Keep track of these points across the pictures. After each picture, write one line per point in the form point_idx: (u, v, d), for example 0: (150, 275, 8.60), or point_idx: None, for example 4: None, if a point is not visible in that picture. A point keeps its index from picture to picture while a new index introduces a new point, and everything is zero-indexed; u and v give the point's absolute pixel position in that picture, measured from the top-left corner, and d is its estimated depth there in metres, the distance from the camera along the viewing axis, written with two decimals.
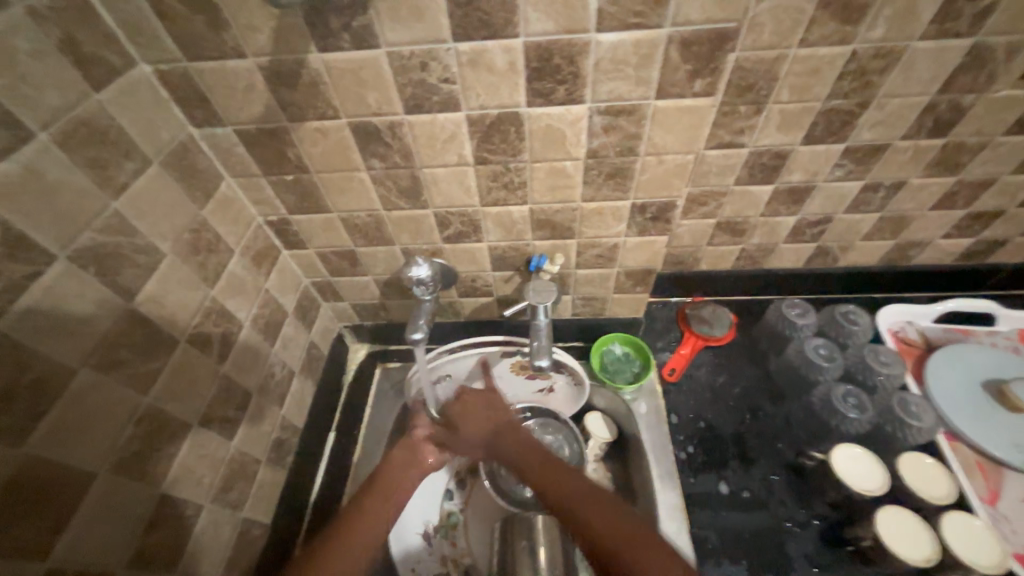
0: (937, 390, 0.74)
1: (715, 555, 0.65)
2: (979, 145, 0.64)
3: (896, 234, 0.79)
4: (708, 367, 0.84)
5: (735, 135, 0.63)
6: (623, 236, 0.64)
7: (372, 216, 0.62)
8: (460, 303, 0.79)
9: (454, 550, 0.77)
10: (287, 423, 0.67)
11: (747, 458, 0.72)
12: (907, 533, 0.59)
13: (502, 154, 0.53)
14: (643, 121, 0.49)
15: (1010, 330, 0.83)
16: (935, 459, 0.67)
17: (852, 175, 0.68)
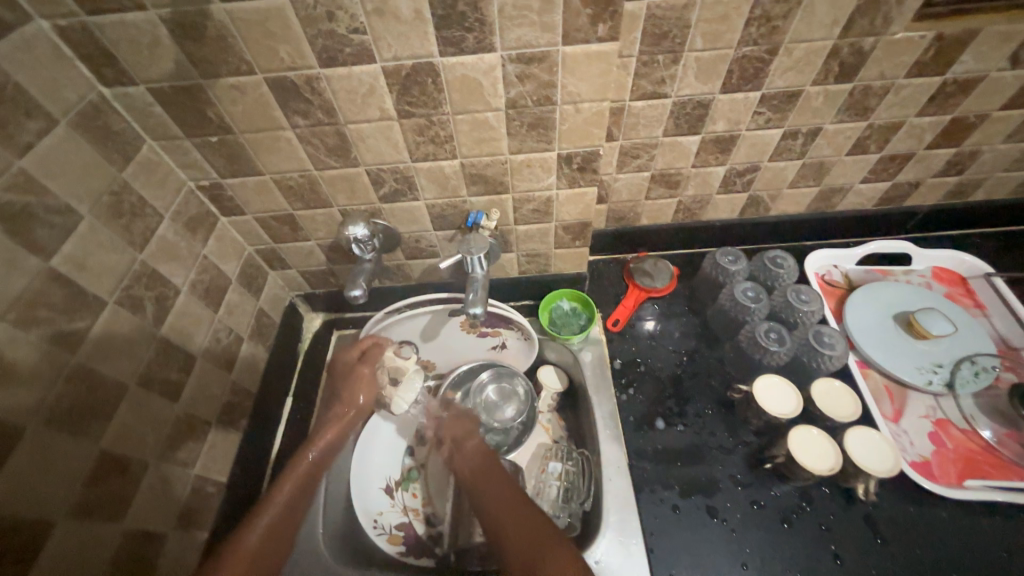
0: (854, 324, 0.80)
1: (649, 482, 0.70)
2: (883, 89, 0.67)
3: (819, 181, 0.84)
4: (650, 316, 0.89)
5: (657, 85, 0.65)
6: (555, 189, 0.67)
7: (304, 176, 0.62)
8: (408, 265, 0.80)
9: (413, 500, 0.81)
10: (238, 387, 0.69)
11: (682, 396, 0.78)
12: (816, 449, 0.65)
13: (424, 107, 0.54)
14: (554, 68, 0.51)
15: (924, 269, 0.90)
16: (847, 383, 0.74)
17: (771, 123, 0.72)
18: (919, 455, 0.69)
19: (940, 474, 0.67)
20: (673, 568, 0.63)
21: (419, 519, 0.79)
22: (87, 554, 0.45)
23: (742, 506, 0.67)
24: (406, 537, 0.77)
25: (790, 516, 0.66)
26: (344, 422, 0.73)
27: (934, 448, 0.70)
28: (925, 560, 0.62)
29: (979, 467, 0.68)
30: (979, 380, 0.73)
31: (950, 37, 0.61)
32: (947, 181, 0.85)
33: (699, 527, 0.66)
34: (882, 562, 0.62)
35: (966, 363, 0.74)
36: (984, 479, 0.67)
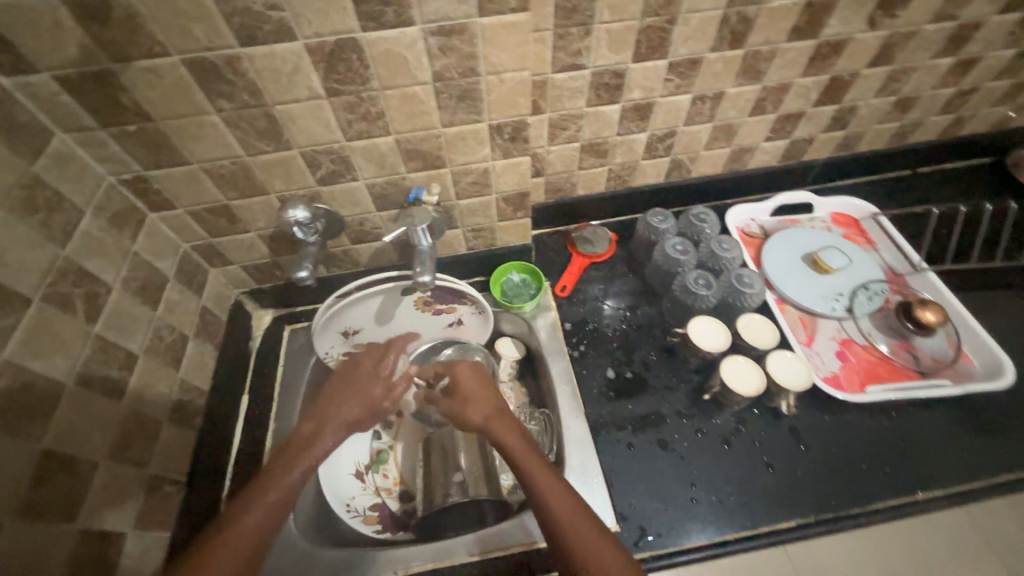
0: (770, 267, 0.90)
1: (605, 425, 0.76)
2: (770, 53, 0.76)
3: (730, 141, 0.93)
4: (594, 280, 0.95)
5: (574, 57, 0.70)
6: (490, 160, 0.70)
7: (236, 163, 0.62)
8: (355, 250, 0.81)
9: (386, 481, 0.82)
10: (187, 385, 0.67)
11: (628, 347, 0.84)
12: (744, 375, 0.73)
13: (352, 83, 0.56)
14: (474, 39, 0.54)
15: (825, 214, 1.02)
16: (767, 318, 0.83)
17: (680, 89, 0.79)
18: (829, 371, 0.80)
19: (846, 383, 0.78)
20: (631, 498, 0.69)
21: (393, 496, 0.81)
22: (39, 556, 0.43)
23: (688, 435, 0.74)
24: (380, 516, 0.78)
25: (729, 437, 0.74)
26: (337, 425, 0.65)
27: (841, 363, 0.81)
28: (839, 456, 0.72)
29: (878, 374, 0.80)
30: (872, 302, 0.85)
31: (818, 4, 0.70)
32: (835, 135, 0.97)
33: (652, 458, 0.73)
34: (805, 464, 0.71)
35: (862, 289, 0.86)
36: (882, 383, 0.78)
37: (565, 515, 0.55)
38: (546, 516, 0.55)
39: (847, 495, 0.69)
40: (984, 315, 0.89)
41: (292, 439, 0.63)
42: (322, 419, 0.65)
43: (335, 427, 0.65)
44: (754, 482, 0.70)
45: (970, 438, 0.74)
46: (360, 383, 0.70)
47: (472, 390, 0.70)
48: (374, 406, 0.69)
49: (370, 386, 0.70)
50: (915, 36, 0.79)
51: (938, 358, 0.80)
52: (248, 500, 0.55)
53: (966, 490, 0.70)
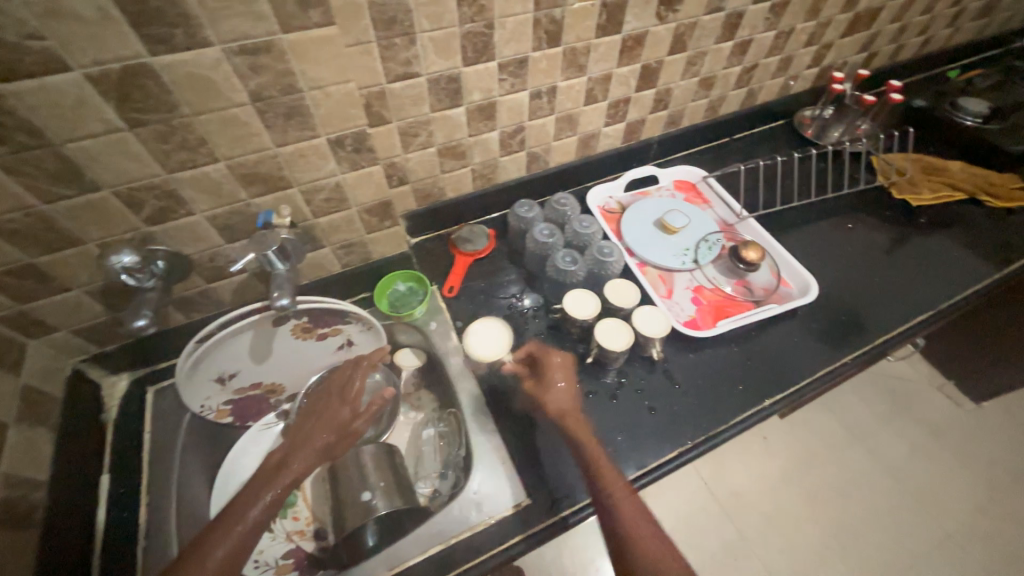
0: (628, 235, 1.01)
1: (505, 408, 0.80)
2: (585, 48, 0.86)
3: (575, 130, 1.02)
4: (479, 275, 0.98)
5: (406, 66, 0.73)
6: (339, 174, 0.70)
7: (33, 214, 0.55)
8: (214, 289, 0.75)
9: (297, 523, 0.77)
10: (15, 479, 0.57)
11: (518, 332, 0.89)
12: (614, 332, 0.81)
13: (156, 111, 0.52)
14: (284, 56, 0.54)
15: (668, 183, 1.16)
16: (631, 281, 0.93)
17: (516, 87, 0.86)
18: (687, 316, 0.91)
19: (702, 323, 0.90)
20: (539, 469, 0.73)
21: (307, 538, 0.76)
22: None
23: (581, 398, 0.80)
24: (295, 561, 0.74)
25: (615, 392, 0.81)
26: (310, 447, 0.69)
27: (696, 307, 0.93)
28: (705, 383, 0.84)
29: (725, 309, 0.93)
30: (712, 252, 0.99)
31: (612, 3, 0.81)
32: (661, 115, 1.12)
33: (551, 428, 0.77)
34: (679, 399, 0.81)
35: (703, 242, 1.00)
36: (729, 317, 0.92)
37: (628, 501, 0.65)
38: (605, 503, 0.65)
39: (718, 411, 0.81)
40: (795, 246, 1.08)
41: (265, 466, 0.67)
42: (302, 440, 0.70)
43: (307, 453, 0.68)
44: (641, 426, 0.78)
45: (802, 342, 0.90)
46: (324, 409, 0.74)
47: (546, 389, 0.77)
48: (342, 428, 0.72)
49: (335, 411, 0.73)
50: (697, 26, 0.95)
51: (766, 287, 0.96)
52: (221, 532, 0.60)
53: (809, 381, 0.86)
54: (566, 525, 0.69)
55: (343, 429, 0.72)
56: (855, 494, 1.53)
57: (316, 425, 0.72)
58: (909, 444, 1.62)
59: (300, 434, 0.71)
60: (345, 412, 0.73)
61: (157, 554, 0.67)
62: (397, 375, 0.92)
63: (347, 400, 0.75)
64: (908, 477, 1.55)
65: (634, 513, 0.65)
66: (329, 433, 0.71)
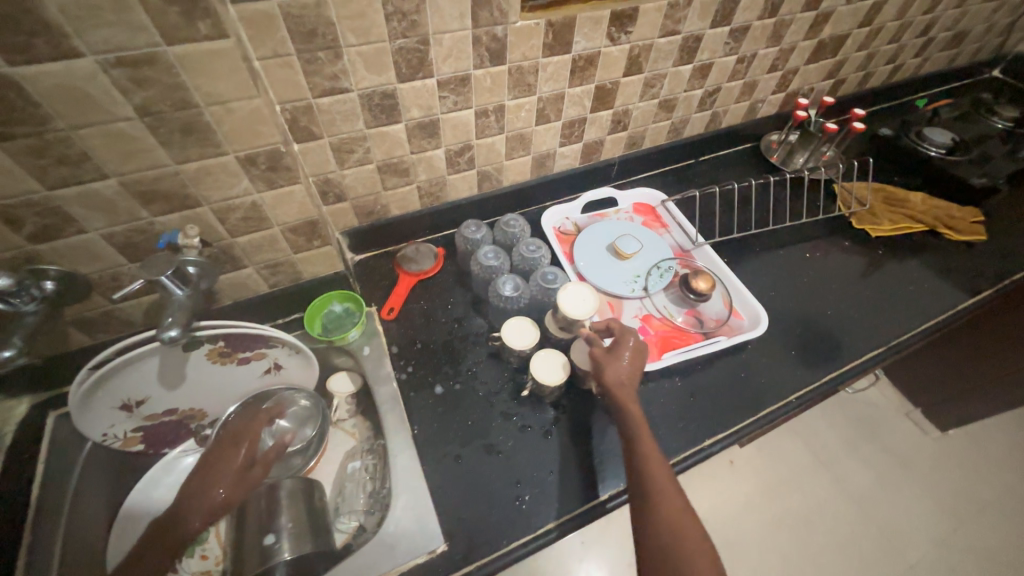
0: (579, 259, 0.98)
1: (431, 444, 0.75)
2: (533, 68, 0.83)
3: (528, 149, 0.99)
4: (423, 297, 0.94)
5: (333, 81, 0.69)
6: (255, 193, 0.66)
7: None
8: (120, 309, 0.70)
9: (205, 562, 0.73)
10: None
11: (456, 359, 0.85)
12: (549, 364, 0.77)
13: (24, 124, 0.48)
14: (173, 69, 0.50)
15: (628, 206, 1.14)
16: None
17: (460, 105, 0.82)
18: None
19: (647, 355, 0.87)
20: (460, 512, 0.69)
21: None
22: None
23: (513, 435, 0.76)
24: None
25: (550, 429, 0.77)
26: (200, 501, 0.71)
27: (642, 337, 0.90)
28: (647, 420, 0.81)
29: (672, 341, 0.90)
30: (663, 279, 0.97)
31: (558, 23, 0.78)
32: (621, 136, 1.09)
33: (478, 467, 0.73)
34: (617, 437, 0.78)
35: (655, 269, 0.97)
36: (675, 350, 0.89)
37: (665, 485, 0.61)
38: (642, 484, 0.61)
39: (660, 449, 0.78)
40: (753, 274, 1.05)
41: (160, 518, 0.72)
42: (198, 488, 0.73)
43: (198, 507, 0.71)
44: (572, 466, 0.74)
45: (752, 375, 0.88)
46: (222, 457, 0.75)
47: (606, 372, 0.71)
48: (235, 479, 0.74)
49: (227, 456, 0.75)
50: (652, 48, 0.92)
51: (717, 319, 0.93)
52: None
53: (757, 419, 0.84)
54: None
55: (238, 476, 0.74)
56: (819, 523, 1.49)
57: (211, 473, 0.74)
58: (875, 472, 1.59)
59: (195, 483, 0.73)
60: (240, 458, 0.75)
61: None
62: (330, 401, 0.87)
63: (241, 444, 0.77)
64: (872, 505, 1.53)
65: (677, 498, 0.60)
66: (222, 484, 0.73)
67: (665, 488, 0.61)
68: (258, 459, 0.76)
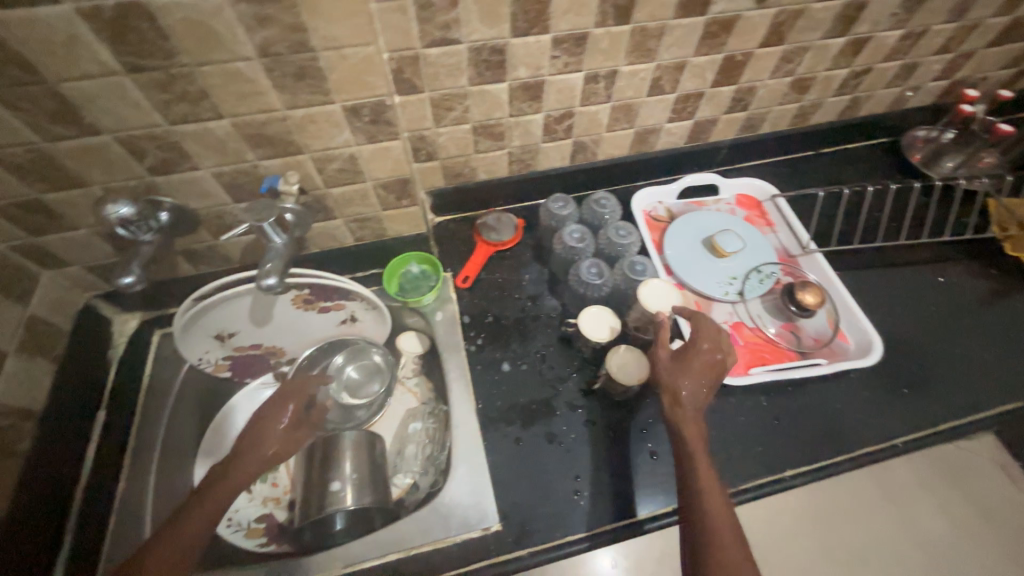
0: (669, 250, 0.90)
1: (495, 421, 0.74)
2: (659, 30, 0.73)
3: (632, 122, 0.90)
4: (499, 268, 0.91)
5: (444, 31, 0.64)
6: (354, 145, 0.63)
7: (34, 151, 0.53)
8: (220, 246, 0.73)
9: (275, 489, 0.78)
10: (5, 407, 0.59)
11: (526, 339, 0.82)
12: (627, 362, 0.72)
13: (154, 57, 0.47)
14: (295, 9, 0.47)
15: (729, 196, 1.02)
16: None
17: (570, 67, 0.75)
18: None
19: (732, 366, 0.79)
20: (515, 496, 0.68)
21: (281, 506, 0.77)
22: None
23: (576, 427, 0.73)
24: (267, 527, 0.75)
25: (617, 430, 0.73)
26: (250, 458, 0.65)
27: (728, 346, 0.82)
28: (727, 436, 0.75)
29: (763, 355, 0.81)
30: (763, 285, 0.87)
31: None
32: (737, 117, 0.97)
33: (537, 454, 0.71)
34: None
35: (754, 273, 0.87)
36: (765, 365, 0.80)
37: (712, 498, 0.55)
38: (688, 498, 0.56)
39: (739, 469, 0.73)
40: (870, 292, 0.92)
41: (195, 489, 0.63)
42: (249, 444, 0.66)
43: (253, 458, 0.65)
44: (637, 471, 0.70)
45: (856, 407, 0.78)
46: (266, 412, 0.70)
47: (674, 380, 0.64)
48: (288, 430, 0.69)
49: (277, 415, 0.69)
50: (802, 15, 0.78)
51: (819, 338, 0.82)
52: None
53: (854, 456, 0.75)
54: (531, 562, 0.64)
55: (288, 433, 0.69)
56: None
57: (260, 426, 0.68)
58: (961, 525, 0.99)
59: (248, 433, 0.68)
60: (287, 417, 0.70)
61: (132, 500, 0.69)
62: (397, 358, 0.89)
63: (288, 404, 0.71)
64: None
65: (726, 513, 0.55)
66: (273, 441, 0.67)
67: (714, 510, 0.55)
68: (305, 418, 0.72)
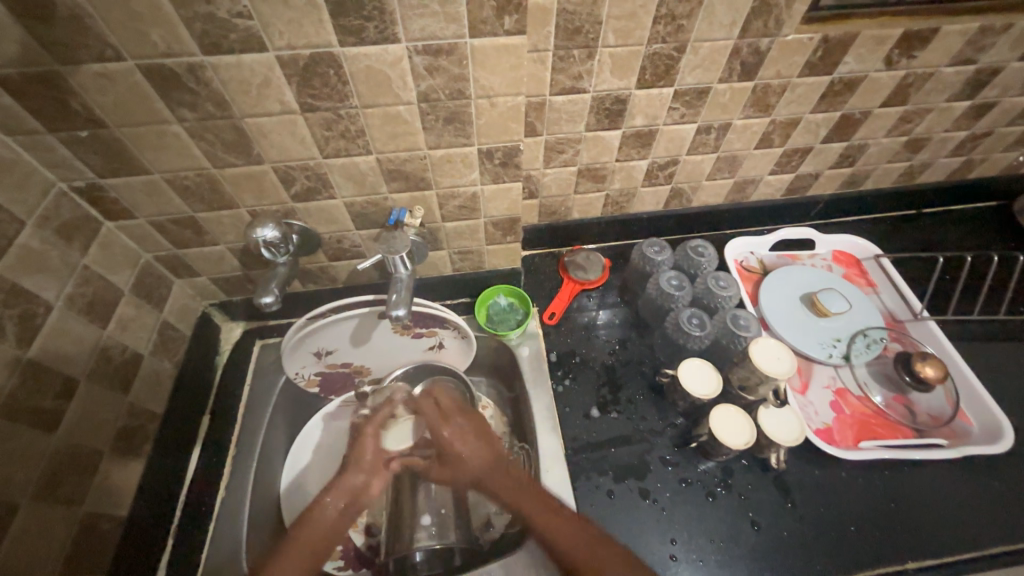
0: (765, 305, 0.86)
1: (586, 471, 0.72)
2: (782, 87, 0.72)
3: (734, 173, 0.89)
4: (585, 308, 0.90)
5: (575, 80, 0.66)
6: (479, 185, 0.65)
7: (203, 176, 0.57)
8: (332, 267, 0.76)
9: None
10: (137, 409, 0.62)
11: (616, 385, 0.80)
12: (732, 424, 0.69)
13: (329, 99, 0.51)
14: (464, 61, 0.50)
15: (826, 252, 0.97)
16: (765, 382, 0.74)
17: (686, 119, 0.75)
18: (822, 423, 0.76)
19: (839, 439, 0.75)
20: None
21: (359, 529, 0.75)
22: None
23: (671, 485, 0.71)
24: (344, 550, 0.72)
25: (714, 490, 0.70)
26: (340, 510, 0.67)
27: (834, 415, 0.77)
28: (841, 517, 0.69)
29: (872, 429, 0.76)
30: (870, 350, 0.81)
31: (835, 40, 0.67)
32: (841, 172, 0.94)
33: (632, 509, 0.69)
34: (793, 524, 0.68)
35: (860, 336, 0.82)
36: (876, 440, 0.75)
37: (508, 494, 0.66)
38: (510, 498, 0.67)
39: (857, 556, 0.66)
40: (999, 369, 0.83)
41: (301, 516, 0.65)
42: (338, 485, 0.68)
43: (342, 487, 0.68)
44: (739, 541, 0.67)
45: (986, 499, 0.71)
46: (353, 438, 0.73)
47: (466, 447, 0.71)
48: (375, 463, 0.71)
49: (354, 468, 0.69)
50: (931, 77, 0.76)
51: (935, 415, 0.76)
52: None
53: (990, 556, 0.67)
54: None
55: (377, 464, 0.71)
56: None
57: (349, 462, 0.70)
58: None
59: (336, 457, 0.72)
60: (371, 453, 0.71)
61: (230, 513, 0.69)
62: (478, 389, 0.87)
63: (366, 437, 0.71)
64: None
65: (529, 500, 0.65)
66: (361, 472, 0.69)
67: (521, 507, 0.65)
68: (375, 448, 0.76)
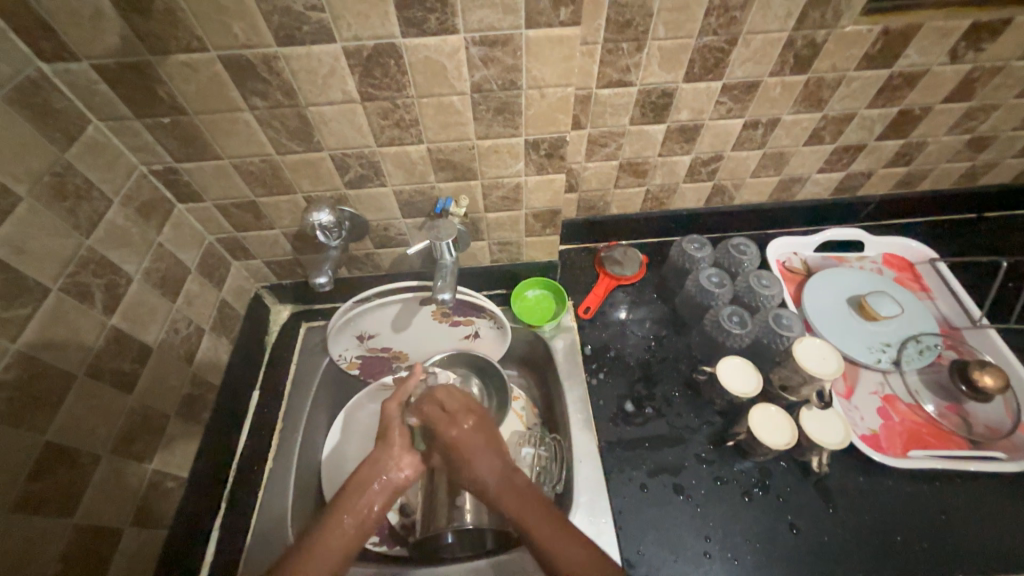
0: (810, 307, 0.84)
1: (618, 464, 0.72)
2: (836, 81, 0.71)
3: (780, 170, 0.86)
4: (620, 304, 0.90)
5: (622, 74, 0.66)
6: (523, 176, 0.66)
7: (266, 161, 0.61)
8: (377, 254, 0.79)
9: None
10: (199, 379, 0.67)
11: (651, 380, 0.80)
12: (771, 423, 0.67)
13: (387, 89, 0.53)
14: (518, 52, 0.51)
15: (876, 255, 0.93)
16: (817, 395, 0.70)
17: (733, 113, 0.74)
18: (868, 429, 0.74)
19: (887, 446, 0.72)
20: (639, 543, 0.65)
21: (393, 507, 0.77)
22: (33, 547, 0.44)
23: (706, 482, 0.70)
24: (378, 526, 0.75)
25: (750, 490, 0.69)
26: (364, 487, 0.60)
27: (881, 421, 0.75)
28: (886, 526, 0.66)
29: (922, 438, 0.73)
30: (923, 357, 0.78)
31: (896, 32, 0.64)
32: (896, 172, 0.90)
33: (664, 503, 0.69)
34: (833, 530, 0.66)
35: (912, 343, 0.79)
36: (927, 449, 0.72)
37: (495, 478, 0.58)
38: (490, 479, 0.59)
39: (901, 568, 0.63)
40: None
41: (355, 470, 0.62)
42: (375, 466, 0.62)
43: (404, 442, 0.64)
44: (776, 544, 0.65)
45: None
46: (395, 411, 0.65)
47: (477, 454, 0.60)
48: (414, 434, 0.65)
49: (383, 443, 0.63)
50: (1001, 71, 0.72)
51: (993, 427, 0.72)
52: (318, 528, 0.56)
53: None
54: None
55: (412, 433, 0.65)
56: None
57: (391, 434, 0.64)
58: None
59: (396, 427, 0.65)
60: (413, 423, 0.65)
61: (276, 481, 0.72)
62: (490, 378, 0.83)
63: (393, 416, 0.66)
64: None
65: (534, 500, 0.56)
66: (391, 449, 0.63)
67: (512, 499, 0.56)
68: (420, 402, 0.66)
